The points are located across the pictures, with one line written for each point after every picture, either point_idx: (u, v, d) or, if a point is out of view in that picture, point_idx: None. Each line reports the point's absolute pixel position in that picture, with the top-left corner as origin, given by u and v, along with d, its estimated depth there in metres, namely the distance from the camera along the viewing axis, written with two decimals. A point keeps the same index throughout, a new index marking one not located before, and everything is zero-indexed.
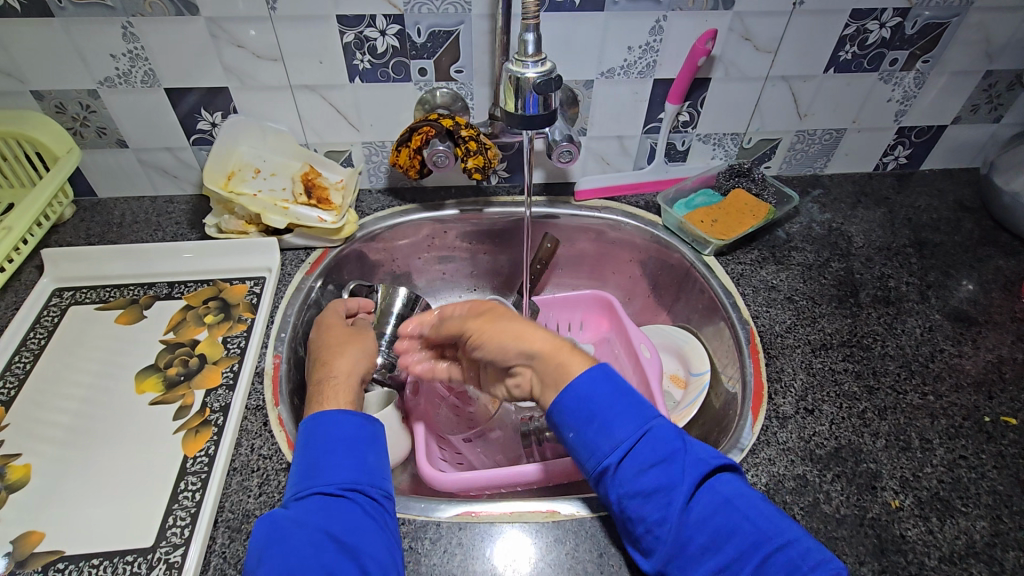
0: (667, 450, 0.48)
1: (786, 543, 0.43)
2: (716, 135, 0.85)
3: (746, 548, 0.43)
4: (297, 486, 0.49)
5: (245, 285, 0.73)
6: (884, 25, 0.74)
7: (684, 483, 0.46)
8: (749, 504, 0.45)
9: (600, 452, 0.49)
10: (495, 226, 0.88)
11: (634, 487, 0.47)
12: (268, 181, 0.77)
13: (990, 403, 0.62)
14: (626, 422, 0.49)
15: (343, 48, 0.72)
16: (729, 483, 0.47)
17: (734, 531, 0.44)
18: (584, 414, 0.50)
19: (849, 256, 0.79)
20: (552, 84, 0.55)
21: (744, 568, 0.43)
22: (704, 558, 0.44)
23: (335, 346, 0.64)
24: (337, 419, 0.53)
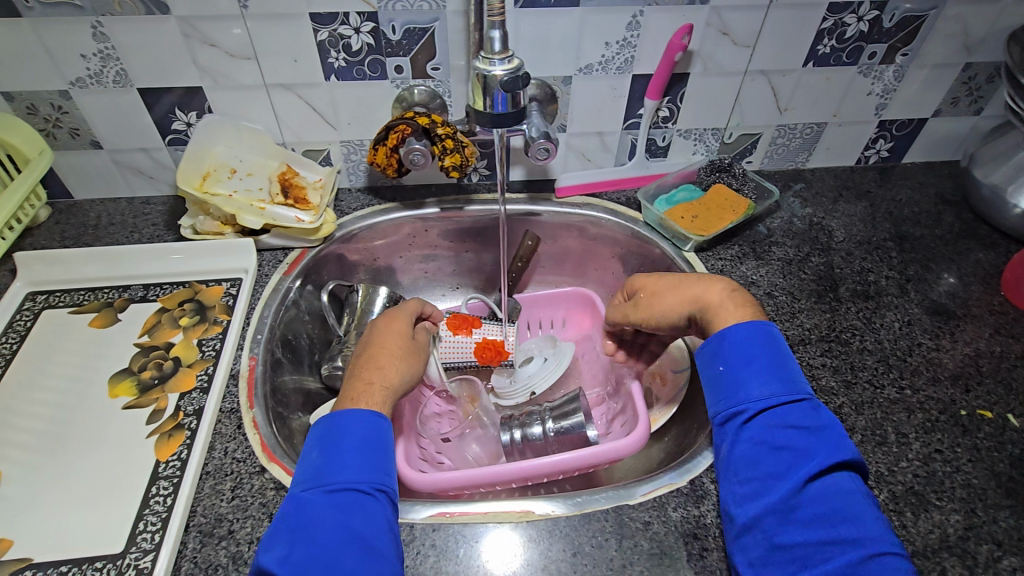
0: (810, 422, 0.50)
1: (893, 555, 0.44)
2: (696, 130, 0.85)
3: (851, 536, 0.44)
4: (314, 479, 0.48)
5: (221, 287, 0.72)
6: (861, 19, 0.74)
7: (818, 459, 0.48)
8: (866, 505, 0.46)
9: (745, 395, 0.52)
10: (476, 224, 0.87)
11: (762, 439, 0.50)
12: (244, 181, 0.76)
13: (966, 397, 0.62)
14: (781, 385, 0.52)
15: (317, 46, 0.71)
16: (853, 480, 0.48)
17: (848, 519, 0.45)
18: (743, 356, 0.54)
19: (830, 251, 0.79)
20: (519, 81, 0.54)
21: (842, 554, 0.44)
22: (803, 528, 0.46)
23: (386, 350, 0.61)
24: (359, 420, 0.52)
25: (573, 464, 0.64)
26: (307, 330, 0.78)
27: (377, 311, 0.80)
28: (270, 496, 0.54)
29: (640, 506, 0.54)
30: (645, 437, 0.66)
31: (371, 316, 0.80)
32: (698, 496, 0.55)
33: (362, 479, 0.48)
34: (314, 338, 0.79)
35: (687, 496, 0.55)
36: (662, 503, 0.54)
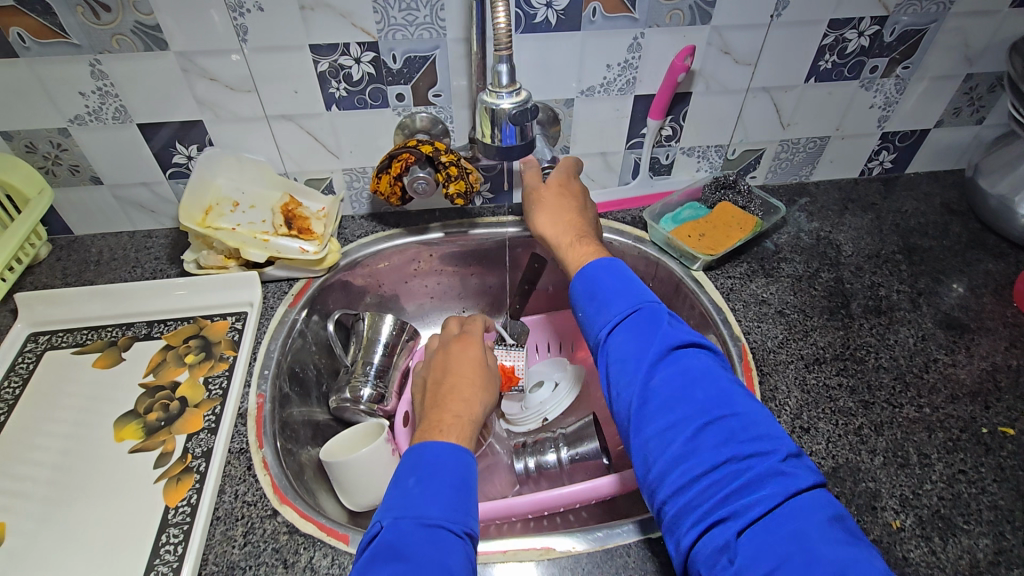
0: (644, 327, 0.54)
1: (735, 417, 0.47)
2: (700, 147, 0.85)
3: (690, 414, 0.48)
4: (411, 509, 0.48)
5: (226, 322, 0.71)
6: (862, 34, 0.74)
7: (649, 354, 0.52)
8: (711, 380, 0.50)
9: (598, 323, 0.57)
10: (482, 247, 0.87)
11: (616, 351, 0.54)
12: (247, 214, 0.76)
13: (987, 413, 0.61)
14: (621, 299, 0.56)
15: (318, 77, 0.71)
16: (699, 360, 0.52)
17: (687, 399, 0.49)
18: (591, 291, 0.58)
19: (839, 265, 0.78)
20: (527, 114, 0.54)
21: (684, 432, 0.47)
22: (656, 419, 0.49)
23: (467, 378, 0.64)
24: (454, 455, 0.53)
25: (599, 488, 0.63)
26: (314, 360, 0.77)
27: (384, 340, 0.79)
28: (284, 541, 0.52)
29: (662, 539, 0.53)
30: None
31: (378, 345, 0.79)
32: None
33: (455, 517, 0.48)
34: (321, 368, 0.78)
35: None
36: None
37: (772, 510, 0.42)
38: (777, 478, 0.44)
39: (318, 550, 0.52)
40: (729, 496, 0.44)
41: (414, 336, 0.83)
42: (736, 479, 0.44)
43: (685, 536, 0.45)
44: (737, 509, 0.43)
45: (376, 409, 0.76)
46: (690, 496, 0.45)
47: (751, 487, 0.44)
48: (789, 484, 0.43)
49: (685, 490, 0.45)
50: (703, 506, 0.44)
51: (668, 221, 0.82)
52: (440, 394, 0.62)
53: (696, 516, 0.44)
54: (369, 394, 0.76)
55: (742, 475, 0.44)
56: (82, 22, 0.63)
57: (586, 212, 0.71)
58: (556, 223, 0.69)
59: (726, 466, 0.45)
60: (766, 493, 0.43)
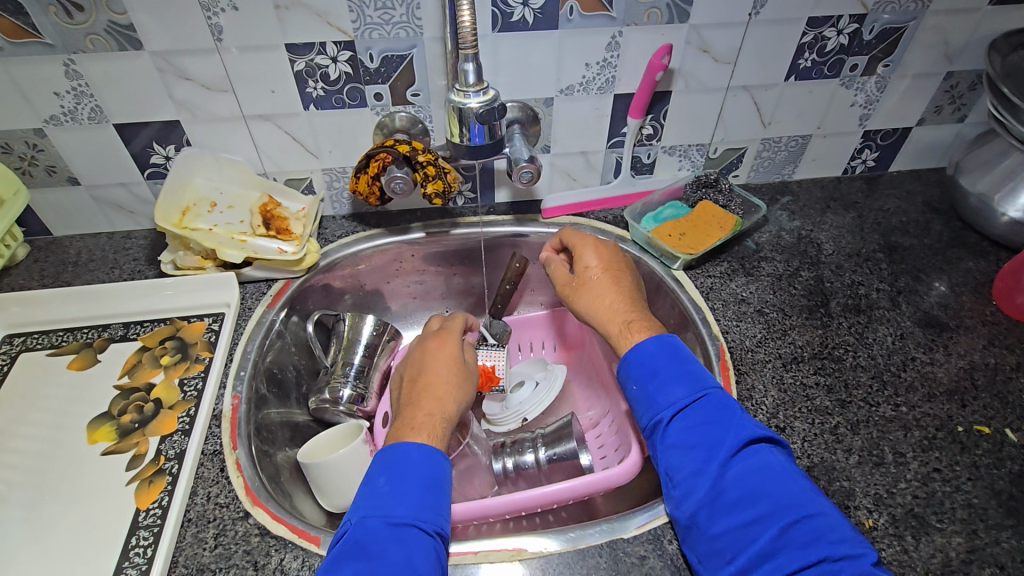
0: (714, 416, 0.53)
1: (818, 515, 0.46)
2: (681, 146, 0.84)
3: (771, 511, 0.47)
4: (379, 508, 0.48)
5: (203, 323, 0.71)
6: (841, 32, 0.73)
7: (723, 444, 0.51)
8: (785, 476, 0.49)
9: (657, 405, 0.56)
10: (463, 247, 0.87)
11: (681, 440, 0.53)
12: (224, 215, 0.75)
13: (964, 412, 0.61)
14: (685, 384, 0.56)
15: (295, 76, 0.70)
16: (770, 453, 0.51)
17: (765, 495, 0.48)
18: (648, 369, 0.58)
19: (820, 264, 0.78)
20: (495, 113, 0.55)
21: (767, 529, 0.46)
22: (731, 513, 0.48)
23: (442, 377, 0.63)
24: (426, 454, 0.52)
25: (593, 483, 0.63)
26: (293, 361, 0.76)
27: (364, 340, 0.79)
28: (254, 543, 0.52)
29: (635, 539, 0.53)
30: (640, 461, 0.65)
31: (358, 346, 0.79)
32: None
33: (425, 516, 0.48)
34: (301, 369, 0.78)
35: None
36: (657, 535, 0.53)
37: None
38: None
39: (289, 552, 0.52)
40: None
41: (396, 337, 0.83)
42: None
43: None
44: None
45: (355, 410, 0.76)
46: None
47: None
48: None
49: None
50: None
51: (649, 221, 0.82)
52: (416, 394, 0.62)
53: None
54: (349, 395, 0.76)
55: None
56: (54, 21, 0.63)
57: (627, 279, 0.69)
58: (605, 305, 0.66)
59: (815, 567, 0.43)
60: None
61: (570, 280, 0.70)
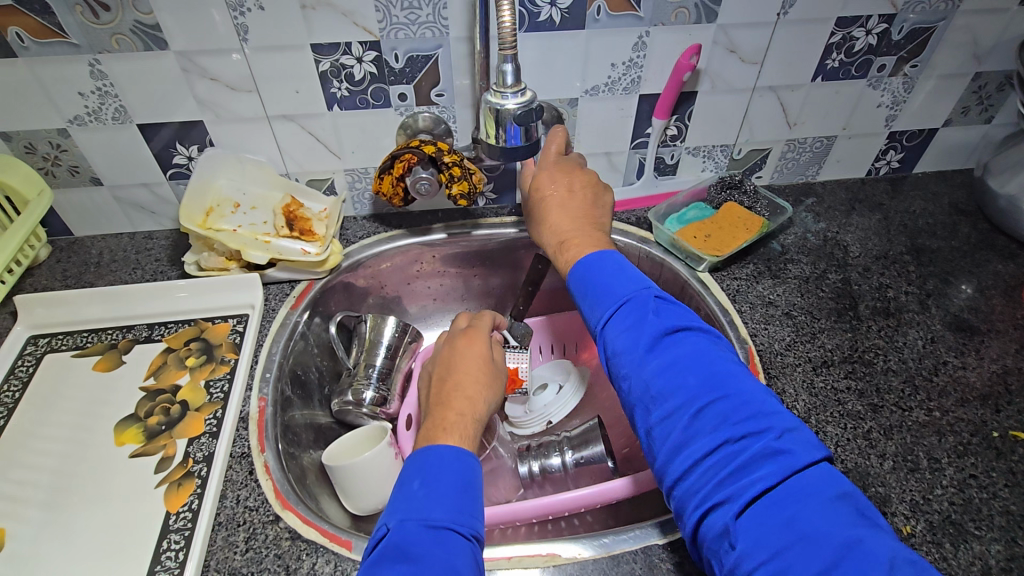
0: (636, 316, 0.52)
1: (725, 401, 0.46)
2: (705, 147, 0.84)
3: (685, 401, 0.47)
4: (416, 510, 0.47)
5: (228, 324, 0.70)
6: (870, 32, 0.73)
7: (637, 344, 0.51)
8: (707, 363, 0.49)
9: (592, 311, 0.56)
10: (485, 248, 0.86)
11: (613, 342, 0.53)
12: (248, 215, 0.75)
13: (998, 417, 0.60)
14: (612, 288, 0.55)
15: (320, 76, 0.70)
16: (689, 345, 0.51)
17: (675, 388, 0.48)
18: (584, 280, 0.57)
19: (846, 266, 0.77)
20: (531, 114, 0.53)
21: (679, 421, 0.47)
22: (653, 408, 0.49)
23: (471, 378, 0.62)
24: (458, 455, 0.52)
25: (633, 486, 0.62)
26: (316, 363, 0.76)
27: (387, 341, 0.79)
28: (286, 547, 0.52)
29: (669, 545, 0.52)
30: None
31: (381, 347, 0.78)
32: None
33: (461, 519, 0.48)
34: (323, 370, 0.78)
35: None
36: None
37: (777, 491, 0.42)
38: (777, 457, 0.43)
39: (321, 557, 0.51)
40: (725, 480, 0.44)
41: (417, 338, 0.83)
42: (733, 461, 0.44)
43: (691, 522, 0.45)
44: (734, 492, 0.43)
45: (378, 412, 0.76)
46: (692, 482, 0.45)
47: (749, 470, 0.43)
48: (786, 468, 0.42)
49: (689, 475, 0.45)
50: (703, 490, 0.44)
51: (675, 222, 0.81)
52: (444, 390, 0.61)
53: (698, 500, 0.44)
54: (372, 396, 0.75)
55: (742, 456, 0.44)
56: (81, 21, 0.62)
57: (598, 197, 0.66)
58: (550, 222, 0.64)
59: (723, 449, 0.45)
60: (762, 478, 0.42)
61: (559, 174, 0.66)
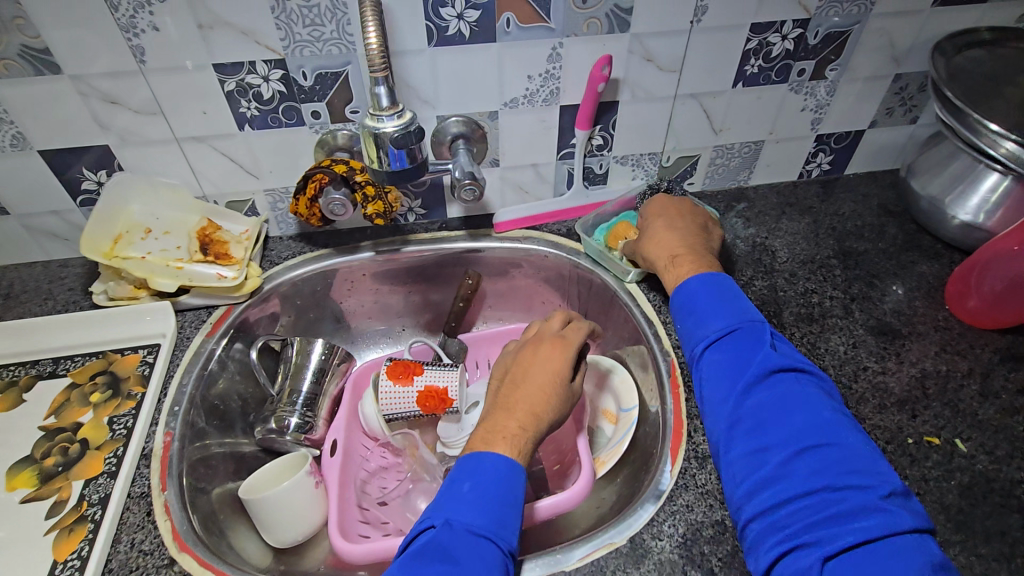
0: (746, 346, 0.53)
1: (830, 448, 0.46)
2: (633, 156, 0.83)
3: (787, 441, 0.47)
4: (462, 514, 0.46)
5: (137, 355, 0.68)
6: (786, 37, 0.72)
7: (746, 375, 0.52)
8: (810, 410, 0.48)
9: (694, 337, 0.57)
10: (416, 265, 0.84)
11: (712, 370, 0.54)
12: (159, 241, 0.73)
13: (914, 423, 0.60)
14: (718, 316, 0.56)
15: (226, 96, 0.68)
16: (798, 387, 0.50)
17: (781, 426, 0.48)
18: (688, 305, 0.58)
19: (773, 273, 0.77)
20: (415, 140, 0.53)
21: (776, 456, 0.47)
22: (746, 442, 0.49)
23: (541, 392, 0.56)
24: (511, 469, 0.50)
25: (560, 505, 0.62)
26: (238, 391, 0.74)
27: (313, 365, 0.77)
28: None
29: (576, 571, 0.51)
30: (588, 487, 0.64)
31: (307, 371, 0.76)
32: (638, 556, 0.52)
33: (503, 534, 0.47)
34: (247, 398, 0.76)
35: (626, 556, 0.52)
36: (600, 567, 0.51)
37: (864, 542, 0.40)
38: (879, 513, 0.41)
39: None
40: (818, 525, 0.42)
41: (346, 360, 0.81)
42: (827, 508, 0.43)
43: (764, 557, 0.45)
44: (825, 533, 0.42)
45: (303, 439, 0.74)
46: (777, 518, 0.44)
47: (845, 519, 0.42)
48: (892, 523, 0.41)
49: (775, 511, 0.45)
50: (790, 529, 0.43)
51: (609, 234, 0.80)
52: (522, 395, 0.56)
53: (781, 536, 0.44)
54: (296, 423, 0.73)
55: (838, 505, 0.43)
56: None
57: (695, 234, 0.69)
58: (659, 241, 0.68)
59: (816, 496, 0.44)
60: (865, 527, 0.41)
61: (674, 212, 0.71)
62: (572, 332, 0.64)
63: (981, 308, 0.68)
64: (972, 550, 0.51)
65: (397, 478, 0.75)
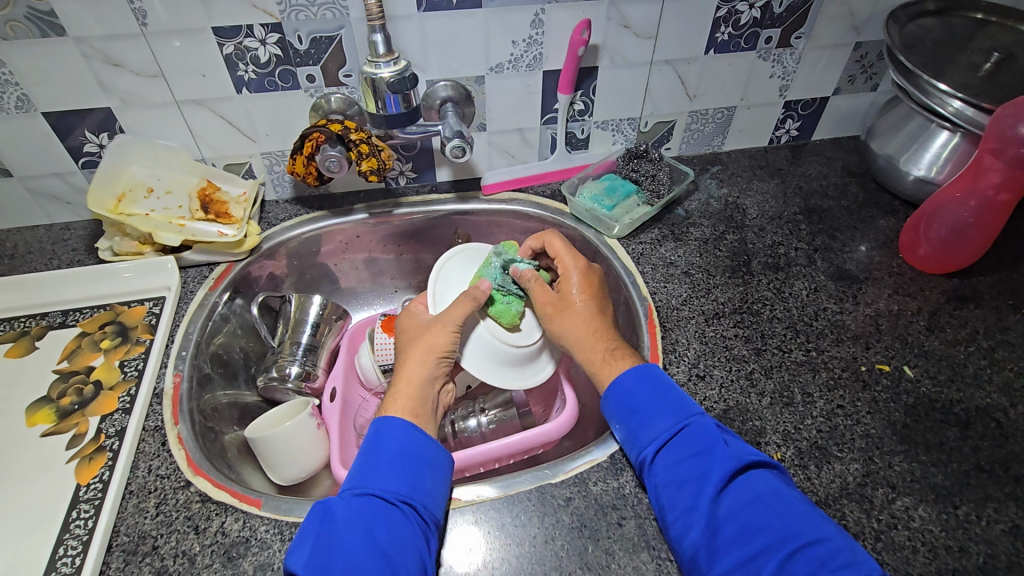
0: (699, 445, 0.53)
1: (815, 543, 0.45)
2: (613, 121, 0.88)
3: (772, 542, 0.45)
4: (361, 483, 0.52)
5: (144, 306, 0.72)
6: (753, 6, 0.78)
7: (712, 474, 0.50)
8: (778, 501, 0.48)
9: (640, 441, 0.55)
10: (409, 226, 0.88)
11: (670, 477, 0.52)
12: (162, 200, 0.76)
13: (867, 353, 0.66)
14: (664, 416, 0.55)
15: (225, 60, 0.71)
16: (760, 479, 0.50)
17: (761, 526, 0.47)
18: (628, 407, 0.57)
19: (743, 228, 0.82)
20: (406, 81, 0.64)
21: (768, 564, 0.45)
22: (731, 549, 0.47)
23: (414, 355, 0.63)
24: (402, 430, 0.56)
25: (532, 440, 0.68)
26: (240, 345, 0.78)
27: (311, 320, 0.80)
28: (196, 509, 0.54)
29: (561, 483, 0.56)
30: (572, 420, 0.70)
31: (305, 325, 0.80)
32: (617, 469, 0.57)
33: (411, 490, 0.51)
34: (249, 351, 0.79)
35: (606, 469, 0.57)
36: (583, 479, 0.56)
37: None
38: None
39: (229, 516, 0.53)
40: None
41: (343, 317, 0.85)
42: None
43: None
44: None
45: (304, 387, 0.78)
46: None
47: None
48: None
49: None
50: None
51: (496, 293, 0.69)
52: (426, 360, 0.63)
53: None
54: (297, 372, 0.77)
55: None
56: None
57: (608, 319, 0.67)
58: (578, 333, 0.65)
59: None
60: None
61: (552, 295, 0.68)
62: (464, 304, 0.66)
63: (930, 256, 0.73)
64: (914, 458, 0.57)
65: None
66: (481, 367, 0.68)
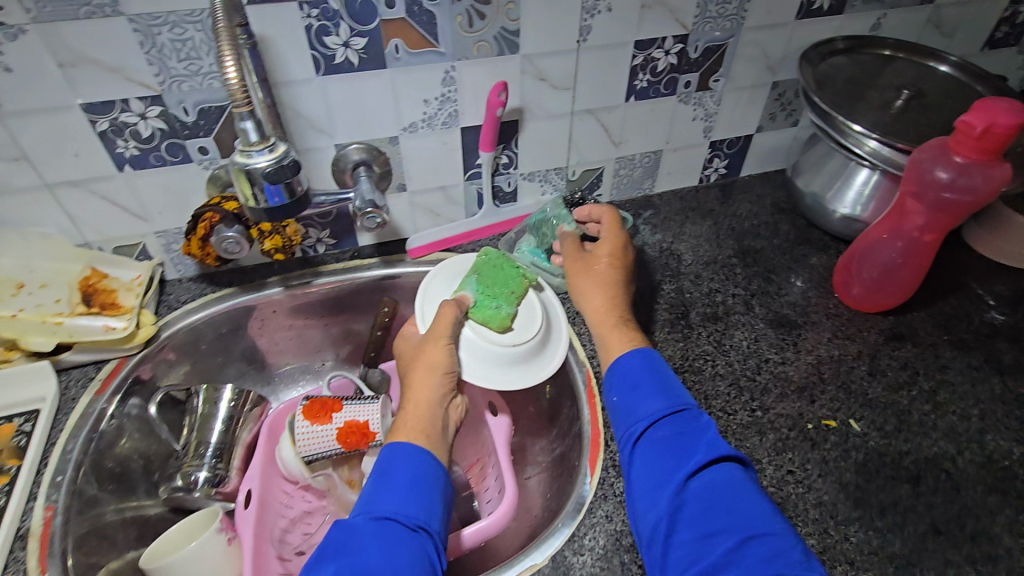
0: (689, 428, 0.49)
1: (773, 536, 0.41)
2: (539, 172, 0.85)
3: (730, 526, 0.42)
4: (375, 505, 0.47)
5: (12, 423, 0.63)
6: (668, 52, 0.76)
7: (692, 456, 0.47)
8: (749, 496, 0.44)
9: (632, 415, 0.52)
10: (330, 297, 0.82)
11: (652, 452, 0.49)
12: (35, 296, 0.67)
13: (812, 408, 0.63)
14: (664, 397, 0.52)
15: (100, 136, 0.63)
16: (738, 473, 0.46)
17: (726, 510, 0.44)
18: (629, 382, 0.54)
19: (679, 276, 0.80)
20: (284, 171, 0.57)
21: (721, 543, 0.42)
22: (690, 529, 0.44)
23: (422, 373, 0.58)
24: (417, 453, 0.51)
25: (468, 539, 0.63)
26: (139, 451, 0.68)
27: (223, 414, 0.72)
28: None
29: None
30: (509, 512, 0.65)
31: (216, 420, 0.72)
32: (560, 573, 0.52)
33: (429, 516, 0.48)
34: (150, 456, 0.70)
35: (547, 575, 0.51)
36: None
37: None
38: None
39: None
40: None
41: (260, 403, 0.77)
42: None
43: None
44: None
45: (215, 493, 0.70)
46: None
47: None
48: None
49: None
50: None
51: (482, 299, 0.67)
52: (430, 380, 0.58)
53: None
54: (206, 477, 0.69)
55: None
56: None
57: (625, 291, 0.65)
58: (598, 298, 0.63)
59: None
60: None
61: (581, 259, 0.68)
62: (448, 311, 0.64)
63: (863, 295, 0.72)
64: (869, 525, 0.54)
65: (322, 521, 0.73)
66: (486, 371, 0.64)
